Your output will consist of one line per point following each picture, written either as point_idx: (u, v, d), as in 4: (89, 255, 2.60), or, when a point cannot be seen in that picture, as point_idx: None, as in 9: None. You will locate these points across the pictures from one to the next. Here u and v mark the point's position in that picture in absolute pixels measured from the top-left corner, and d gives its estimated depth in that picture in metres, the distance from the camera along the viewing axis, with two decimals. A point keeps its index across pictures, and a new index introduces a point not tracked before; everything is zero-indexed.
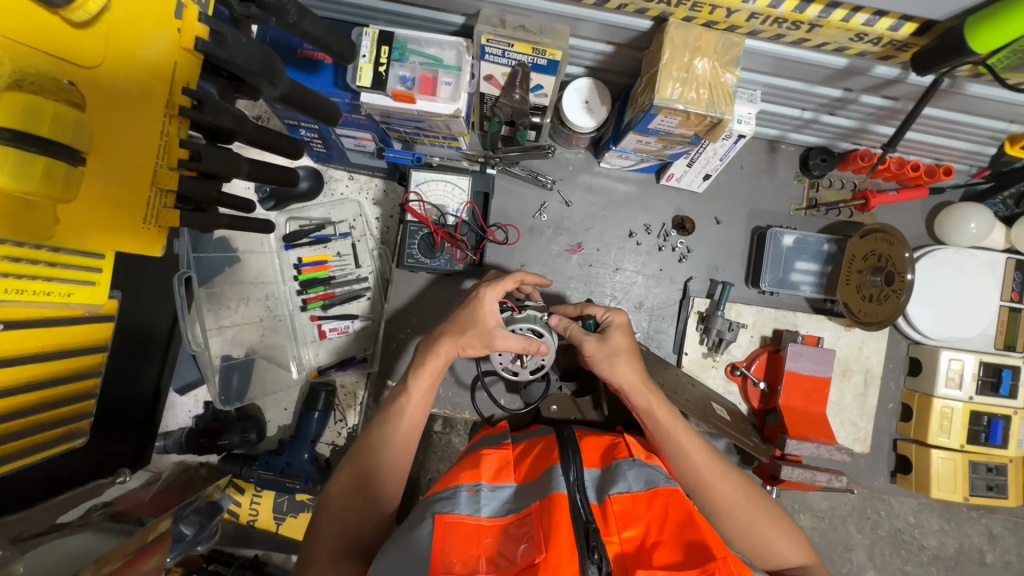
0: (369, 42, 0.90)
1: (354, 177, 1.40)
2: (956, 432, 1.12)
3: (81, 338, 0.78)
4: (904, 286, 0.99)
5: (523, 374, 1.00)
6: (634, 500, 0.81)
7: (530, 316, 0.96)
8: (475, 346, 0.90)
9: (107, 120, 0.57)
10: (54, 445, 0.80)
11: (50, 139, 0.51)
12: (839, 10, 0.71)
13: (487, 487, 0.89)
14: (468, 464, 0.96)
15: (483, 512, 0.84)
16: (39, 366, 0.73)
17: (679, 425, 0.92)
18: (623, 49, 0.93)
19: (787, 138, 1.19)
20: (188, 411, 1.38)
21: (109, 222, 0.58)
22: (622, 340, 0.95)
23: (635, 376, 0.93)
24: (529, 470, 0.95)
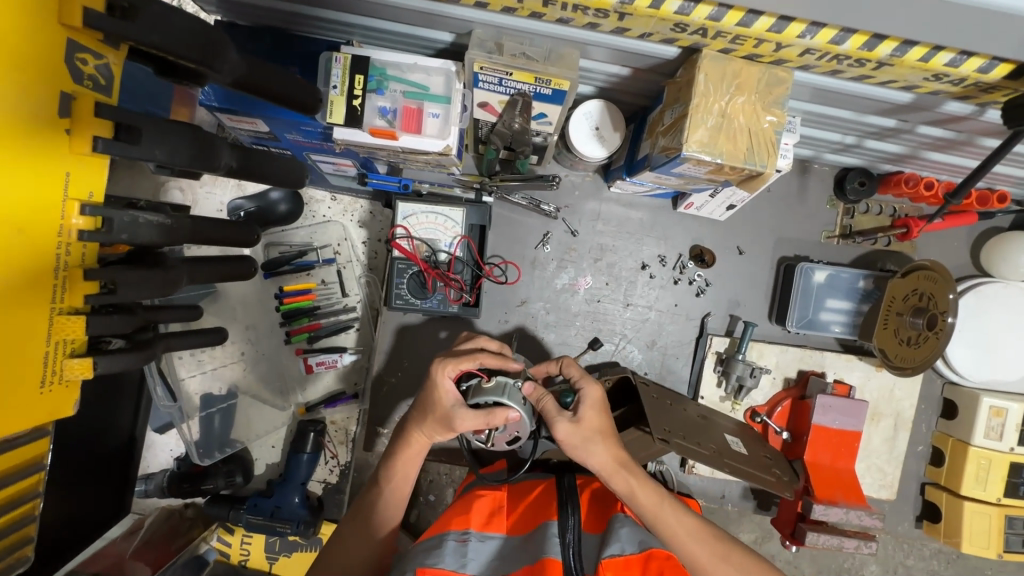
0: (341, 70, 0.76)
1: (336, 197, 1.27)
2: (993, 485, 1.04)
3: None
4: (945, 329, 0.86)
5: (498, 445, 0.88)
6: (626, 565, 0.78)
7: (500, 385, 0.81)
8: (436, 430, 0.83)
9: None
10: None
11: None
12: (917, 48, 0.57)
13: (476, 538, 0.83)
14: (459, 507, 0.89)
15: (471, 567, 0.77)
16: None
17: (665, 505, 0.82)
18: (642, 73, 0.79)
19: (821, 159, 1.06)
20: (169, 450, 1.28)
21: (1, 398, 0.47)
22: (598, 418, 0.82)
23: (613, 460, 0.80)
24: (523, 521, 0.87)
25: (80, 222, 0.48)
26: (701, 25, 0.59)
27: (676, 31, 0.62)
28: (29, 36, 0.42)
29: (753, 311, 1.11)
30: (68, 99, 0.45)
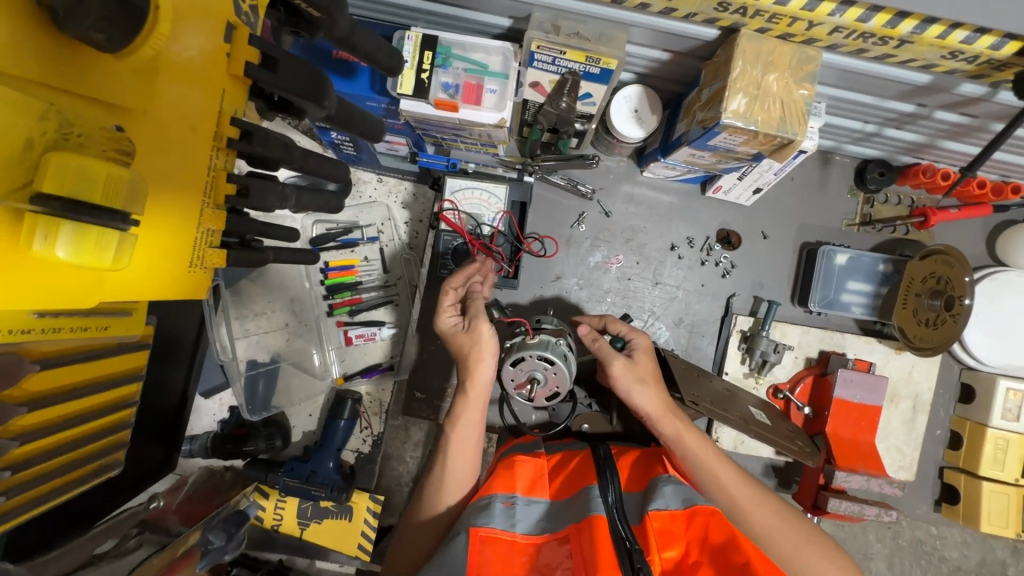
0: (412, 46, 0.85)
1: (382, 180, 1.36)
2: (1010, 465, 1.07)
3: (120, 368, 0.74)
4: (963, 311, 0.93)
5: (537, 400, 0.97)
6: (672, 519, 0.80)
7: (542, 341, 0.91)
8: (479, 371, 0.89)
9: (153, 164, 0.43)
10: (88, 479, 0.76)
11: (104, 209, 0.37)
12: (935, 26, 0.65)
13: (522, 501, 0.86)
14: (501, 470, 0.91)
15: (518, 527, 0.82)
16: (84, 402, 0.69)
17: (709, 450, 0.86)
18: (681, 57, 0.87)
19: (842, 150, 1.13)
20: (212, 415, 1.34)
21: (155, 280, 0.45)
22: (648, 363, 0.91)
23: (660, 402, 0.87)
24: (566, 485, 0.91)
25: (230, 130, 0.49)
26: (743, 4, 0.67)
27: (719, 11, 0.70)
28: None
29: (776, 293, 1.17)
30: (232, 26, 0.47)
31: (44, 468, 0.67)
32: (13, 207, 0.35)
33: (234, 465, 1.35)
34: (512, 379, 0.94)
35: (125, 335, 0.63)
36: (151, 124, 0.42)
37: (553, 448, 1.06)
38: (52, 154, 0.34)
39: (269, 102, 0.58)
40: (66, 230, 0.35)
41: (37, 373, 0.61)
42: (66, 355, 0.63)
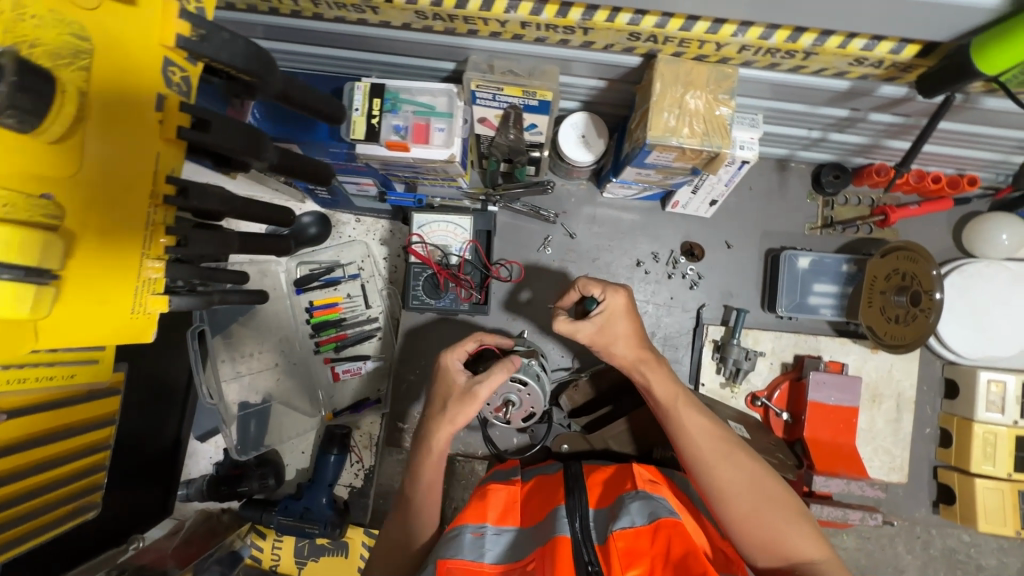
0: (361, 95, 0.91)
1: (360, 219, 1.42)
2: (1001, 460, 1.05)
3: (90, 414, 0.80)
4: (933, 306, 0.92)
5: (515, 422, 0.99)
6: (637, 536, 0.77)
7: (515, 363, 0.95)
8: (463, 408, 0.86)
9: (88, 226, 0.49)
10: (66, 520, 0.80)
11: (22, 265, 0.43)
12: (834, 37, 0.68)
13: (493, 531, 0.86)
14: (476, 503, 0.92)
15: (488, 557, 0.81)
16: (46, 447, 0.75)
17: (683, 402, 0.85)
18: (616, 83, 0.92)
19: (795, 157, 1.16)
20: (209, 458, 1.37)
21: (97, 325, 0.50)
22: (620, 324, 0.91)
23: (634, 355, 0.90)
24: (535, 511, 0.92)
25: (166, 186, 0.53)
26: (651, 32, 0.72)
27: (632, 40, 0.75)
28: (134, 36, 0.50)
29: (745, 300, 1.18)
30: (161, 96, 0.52)
31: (19, 510, 0.72)
32: None
33: (231, 506, 1.38)
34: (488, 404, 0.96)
35: (93, 381, 0.68)
36: (84, 190, 0.48)
37: (530, 473, 1.06)
38: None
39: (212, 158, 0.63)
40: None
41: (8, 420, 0.68)
42: (29, 405, 0.70)
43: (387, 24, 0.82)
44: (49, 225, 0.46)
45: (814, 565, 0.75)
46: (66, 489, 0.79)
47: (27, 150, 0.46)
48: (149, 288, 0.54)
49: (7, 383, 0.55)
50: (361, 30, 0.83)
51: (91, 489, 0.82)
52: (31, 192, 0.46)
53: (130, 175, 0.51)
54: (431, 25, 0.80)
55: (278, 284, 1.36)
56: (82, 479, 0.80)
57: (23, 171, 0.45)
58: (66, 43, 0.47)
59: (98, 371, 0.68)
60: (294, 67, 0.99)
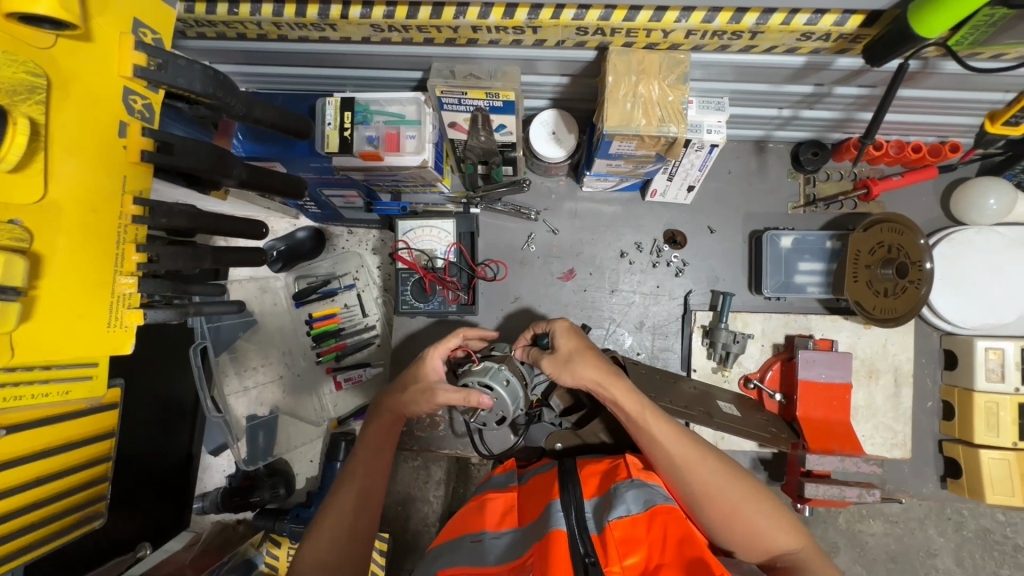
0: (333, 110, 0.94)
1: (353, 231, 1.47)
2: (1006, 429, 1.03)
3: (86, 430, 0.84)
4: (924, 276, 0.90)
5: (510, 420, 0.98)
6: (634, 524, 0.75)
7: (487, 367, 0.89)
8: (419, 401, 0.90)
9: (58, 247, 0.53)
10: (70, 530, 0.87)
11: None
12: (777, 15, 0.69)
13: (490, 536, 0.84)
14: (471, 513, 0.91)
15: (488, 560, 0.78)
16: (47, 462, 0.79)
17: (649, 412, 0.85)
18: (578, 79, 0.94)
19: (772, 137, 1.16)
20: (223, 470, 1.43)
21: (75, 337, 0.55)
22: (573, 343, 0.92)
23: (596, 374, 0.88)
24: (532, 508, 0.88)
25: (133, 208, 0.58)
26: (597, 26, 0.74)
27: (582, 35, 0.77)
28: (92, 70, 0.54)
29: (732, 283, 1.18)
30: (123, 123, 0.57)
31: (19, 522, 0.79)
32: None
33: (246, 517, 1.43)
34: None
35: (91, 397, 0.68)
36: (44, 213, 0.52)
37: (527, 475, 1.04)
38: None
39: (184, 179, 0.67)
40: None
41: (7, 435, 0.72)
42: (28, 422, 0.74)
43: (349, 40, 0.86)
44: (14, 248, 0.50)
45: (793, 555, 0.78)
46: (71, 499, 0.85)
47: None
48: (123, 303, 0.58)
49: (3, 402, 0.60)
50: (326, 47, 0.87)
51: (93, 501, 0.89)
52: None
53: (98, 201, 0.55)
54: (390, 37, 0.84)
55: (278, 299, 1.41)
56: (74, 495, 0.85)
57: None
58: (22, 78, 0.49)
59: (94, 388, 0.68)
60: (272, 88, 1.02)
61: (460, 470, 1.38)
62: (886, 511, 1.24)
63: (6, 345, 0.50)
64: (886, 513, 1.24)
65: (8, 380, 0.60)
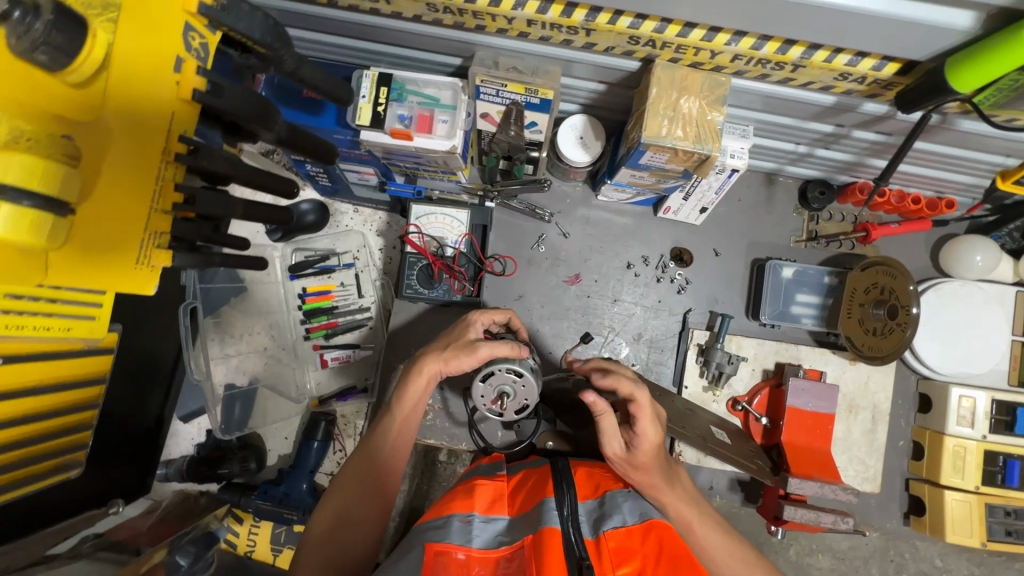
0: (369, 84, 0.94)
1: (359, 209, 1.43)
2: (970, 473, 1.08)
3: (82, 371, 0.82)
4: (908, 321, 0.95)
5: (508, 415, 0.99)
6: (628, 534, 0.78)
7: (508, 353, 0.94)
8: (458, 358, 0.86)
9: (103, 172, 0.52)
10: (50, 477, 0.82)
11: (35, 192, 0.45)
12: (821, 52, 0.73)
13: (480, 519, 0.83)
14: (460, 494, 0.89)
15: (475, 543, 0.78)
16: (42, 400, 0.77)
17: (695, 513, 0.89)
18: (614, 87, 0.96)
19: (784, 171, 1.20)
20: (190, 439, 1.38)
21: (112, 276, 0.54)
22: (652, 434, 0.83)
23: (658, 479, 0.86)
24: (524, 500, 0.88)
25: (178, 146, 0.56)
26: (650, 37, 0.76)
27: (632, 44, 0.79)
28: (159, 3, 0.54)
29: (730, 307, 1.22)
30: (179, 58, 0.55)
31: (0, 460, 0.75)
32: None
33: (208, 491, 1.37)
34: (482, 397, 0.96)
35: (89, 338, 0.66)
36: (92, 134, 0.52)
37: (514, 469, 1.04)
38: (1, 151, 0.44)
39: (223, 127, 0.65)
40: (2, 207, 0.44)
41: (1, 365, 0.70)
42: (25, 354, 0.72)
43: (399, 16, 0.85)
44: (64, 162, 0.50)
45: None
46: (50, 444, 0.81)
47: (53, 91, 0.50)
48: (153, 244, 0.57)
49: (5, 329, 0.58)
50: (374, 19, 0.86)
51: (73, 450, 0.84)
52: (53, 130, 0.50)
53: (147, 137, 0.54)
54: (441, 19, 0.84)
55: (271, 269, 1.38)
56: (37, 443, 0.79)
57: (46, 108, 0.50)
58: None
59: (95, 329, 0.66)
60: (326, 57, 1.03)
61: (427, 468, 1.36)
62: (837, 546, 1.28)
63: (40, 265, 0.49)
64: (836, 548, 1.28)
65: (22, 297, 0.59)
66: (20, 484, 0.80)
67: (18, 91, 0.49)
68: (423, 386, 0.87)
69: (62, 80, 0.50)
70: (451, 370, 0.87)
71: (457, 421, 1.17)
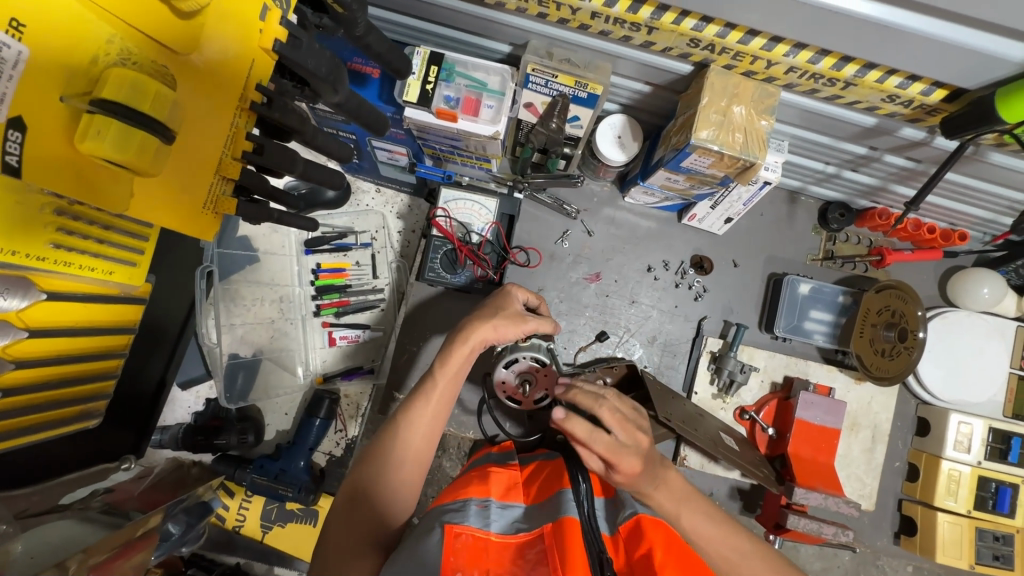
0: (420, 60, 0.93)
1: (380, 190, 1.42)
2: (963, 497, 1.12)
3: (114, 317, 0.83)
4: (916, 343, 0.98)
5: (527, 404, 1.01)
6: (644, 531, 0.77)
7: (535, 344, 0.95)
8: (506, 327, 0.87)
9: (195, 109, 0.56)
10: (71, 423, 0.86)
11: (150, 117, 0.49)
12: (874, 72, 0.75)
13: (496, 504, 0.82)
14: (474, 481, 0.88)
15: (493, 527, 0.77)
16: (79, 341, 0.79)
17: (679, 502, 0.79)
18: (660, 90, 0.98)
19: (807, 190, 1.23)
20: (187, 407, 1.35)
21: (183, 213, 0.59)
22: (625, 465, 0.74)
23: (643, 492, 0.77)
24: (540, 489, 0.89)
25: (253, 94, 0.61)
26: (711, 41, 0.78)
27: (691, 46, 0.81)
28: None
29: (744, 318, 1.24)
30: (265, 8, 0.58)
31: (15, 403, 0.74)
32: (74, 107, 0.50)
33: (201, 460, 1.34)
34: (504, 383, 0.98)
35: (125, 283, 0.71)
36: (189, 69, 0.56)
37: (526, 460, 1.04)
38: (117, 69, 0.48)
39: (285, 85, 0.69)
40: (120, 128, 0.48)
41: (41, 302, 0.70)
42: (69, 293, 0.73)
43: None
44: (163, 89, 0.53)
45: None
46: (82, 389, 0.85)
47: (161, 20, 0.53)
48: (220, 189, 0.63)
49: (53, 263, 0.60)
50: None
51: (96, 398, 0.88)
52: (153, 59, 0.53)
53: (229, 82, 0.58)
54: (503, 2, 0.84)
55: (287, 241, 1.36)
56: (49, 390, 0.78)
57: (153, 35, 0.53)
58: None
59: (132, 275, 0.72)
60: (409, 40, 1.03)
61: None
62: None
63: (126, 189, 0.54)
64: None
65: (76, 233, 0.61)
66: (44, 428, 0.82)
67: (132, 14, 0.51)
68: (470, 358, 0.86)
69: (171, 6, 0.53)
70: (500, 337, 0.87)
71: (468, 408, 1.17)
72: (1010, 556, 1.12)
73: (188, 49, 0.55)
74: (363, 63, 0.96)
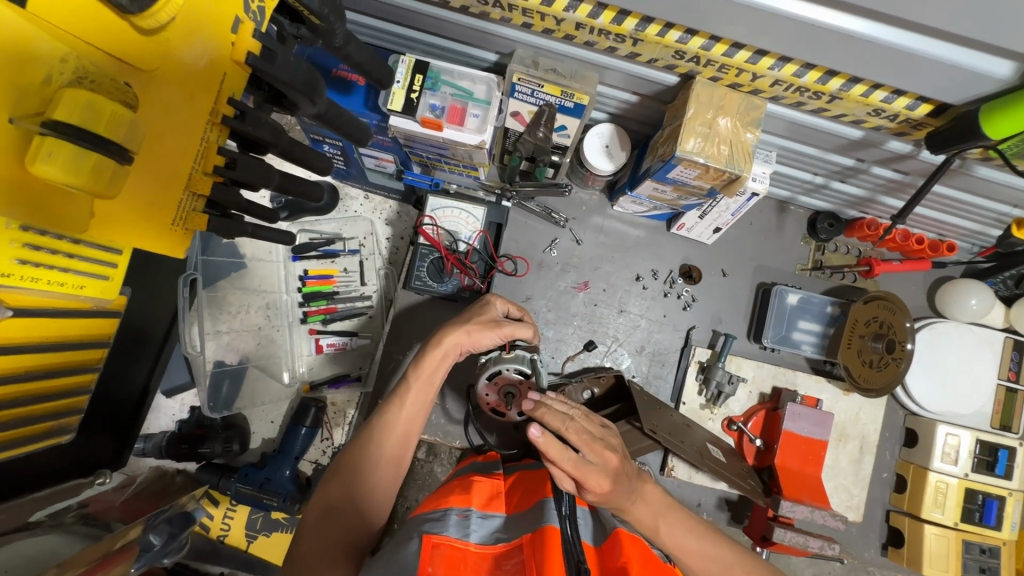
0: (404, 69, 0.91)
1: (369, 196, 1.41)
2: (950, 509, 1.12)
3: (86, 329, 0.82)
4: (903, 355, 0.98)
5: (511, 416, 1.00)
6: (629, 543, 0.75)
7: (518, 355, 0.96)
8: (482, 334, 0.88)
9: (157, 126, 0.56)
10: (42, 438, 0.85)
11: (104, 138, 0.50)
12: (859, 86, 0.75)
13: (477, 514, 0.80)
14: (455, 491, 0.87)
15: (473, 538, 0.75)
16: (48, 357, 0.78)
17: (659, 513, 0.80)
18: (647, 100, 0.97)
19: (796, 200, 1.23)
20: (171, 414, 1.34)
21: (147, 228, 0.58)
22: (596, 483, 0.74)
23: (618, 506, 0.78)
24: (522, 500, 0.87)
25: (225, 108, 0.61)
26: (696, 53, 0.78)
27: (676, 58, 0.80)
28: None
29: (733, 328, 1.23)
30: (237, 19, 0.58)
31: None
32: (25, 128, 0.49)
33: (185, 469, 1.32)
34: (487, 396, 0.98)
35: (98, 297, 0.70)
36: (150, 84, 0.55)
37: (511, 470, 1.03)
38: (67, 91, 0.47)
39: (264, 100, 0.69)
40: (72, 152, 0.48)
41: (11, 317, 0.69)
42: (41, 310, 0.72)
43: (446, 5, 0.85)
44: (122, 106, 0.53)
45: None
46: (48, 405, 0.83)
47: (121, 35, 0.52)
48: (190, 206, 0.62)
49: (17, 279, 0.59)
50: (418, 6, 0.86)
51: (71, 412, 0.88)
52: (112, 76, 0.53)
53: (196, 98, 0.58)
54: (488, 12, 0.83)
55: (273, 249, 1.35)
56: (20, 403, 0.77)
57: (112, 52, 0.52)
58: None
59: (105, 289, 0.70)
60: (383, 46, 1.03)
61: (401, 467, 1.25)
62: None
63: (85, 209, 0.54)
64: None
65: (41, 248, 0.59)
66: (12, 445, 0.81)
67: (89, 31, 0.51)
68: (445, 365, 0.87)
69: (132, 23, 0.52)
70: (474, 341, 0.88)
71: (454, 418, 1.16)
72: (997, 569, 1.12)
73: (150, 65, 0.55)
74: (348, 71, 0.95)
